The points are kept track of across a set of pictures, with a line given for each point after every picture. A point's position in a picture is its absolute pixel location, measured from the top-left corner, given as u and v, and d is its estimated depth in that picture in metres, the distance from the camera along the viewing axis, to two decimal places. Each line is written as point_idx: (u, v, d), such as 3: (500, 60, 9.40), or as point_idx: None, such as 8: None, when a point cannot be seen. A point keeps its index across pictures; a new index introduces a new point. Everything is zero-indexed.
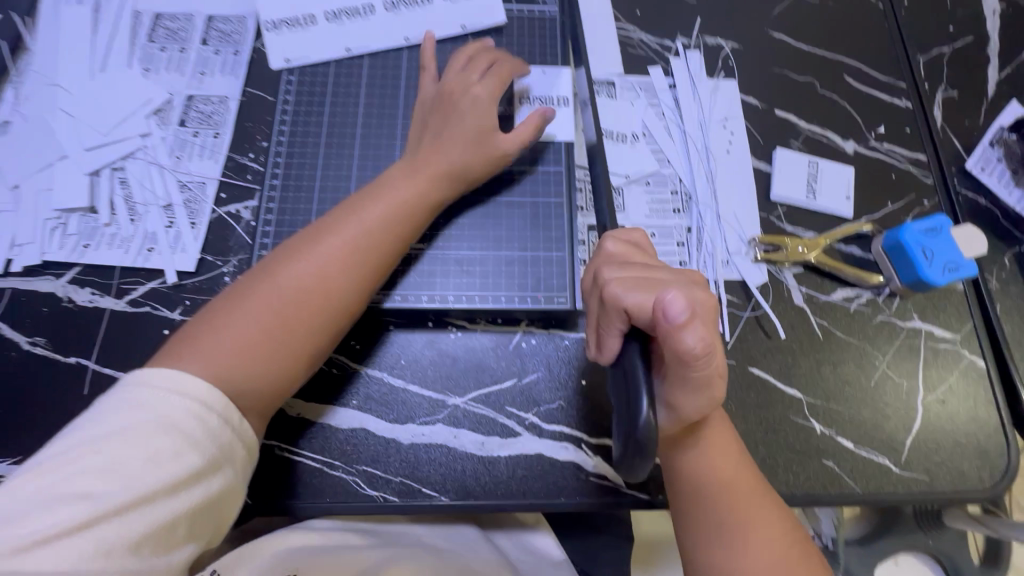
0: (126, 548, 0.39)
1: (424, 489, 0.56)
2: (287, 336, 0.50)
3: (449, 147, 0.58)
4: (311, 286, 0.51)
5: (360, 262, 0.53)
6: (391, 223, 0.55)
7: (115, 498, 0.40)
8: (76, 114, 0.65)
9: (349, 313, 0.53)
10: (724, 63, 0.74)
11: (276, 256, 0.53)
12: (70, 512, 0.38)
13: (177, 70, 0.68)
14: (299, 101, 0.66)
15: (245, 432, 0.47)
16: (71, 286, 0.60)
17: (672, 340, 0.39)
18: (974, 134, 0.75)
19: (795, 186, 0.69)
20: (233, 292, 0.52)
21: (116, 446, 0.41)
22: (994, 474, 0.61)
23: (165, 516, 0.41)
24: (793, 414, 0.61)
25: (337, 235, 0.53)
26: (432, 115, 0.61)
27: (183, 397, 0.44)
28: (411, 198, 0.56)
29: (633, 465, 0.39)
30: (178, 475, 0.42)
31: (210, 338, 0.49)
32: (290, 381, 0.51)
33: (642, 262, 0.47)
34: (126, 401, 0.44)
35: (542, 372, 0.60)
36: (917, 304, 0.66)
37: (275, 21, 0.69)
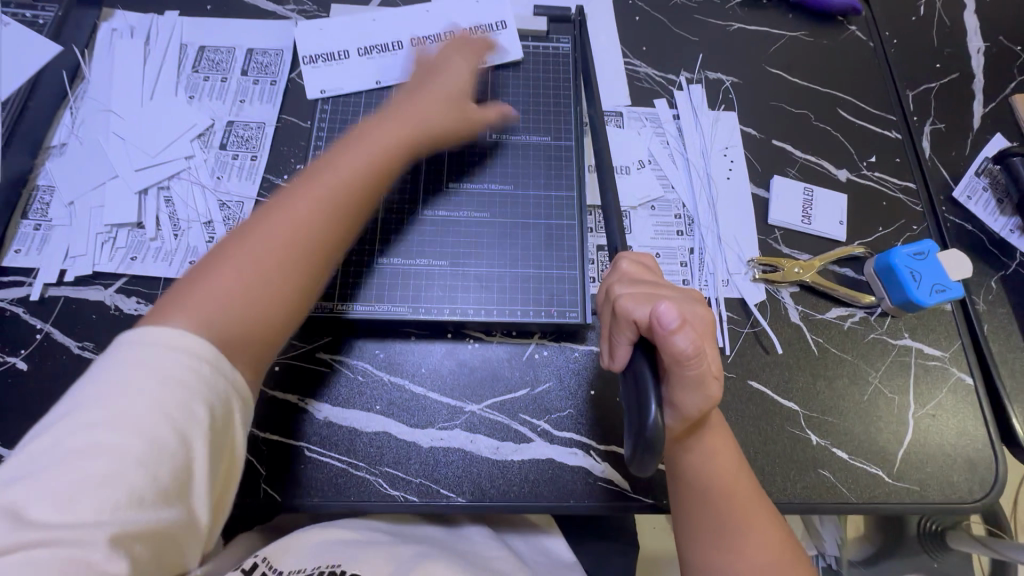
0: (155, 497, 0.37)
1: (443, 490, 0.60)
2: (272, 276, 0.50)
3: (425, 104, 0.65)
4: (295, 227, 0.52)
5: (337, 203, 0.55)
6: (363, 168, 0.58)
7: (131, 451, 0.38)
8: (126, 137, 0.71)
9: (330, 249, 0.54)
10: (724, 96, 0.80)
11: (255, 215, 0.54)
12: (91, 467, 0.36)
13: (219, 98, 0.74)
14: (332, 128, 0.71)
15: (238, 381, 0.44)
16: (118, 295, 0.64)
17: (667, 345, 0.44)
18: (961, 164, 0.79)
19: (791, 211, 0.73)
20: (215, 252, 0.51)
21: (120, 401, 0.39)
22: (983, 485, 0.64)
23: (185, 464, 0.39)
24: (790, 425, 0.64)
25: (312, 183, 0.56)
26: (416, 82, 0.69)
27: (176, 349, 0.42)
28: (377, 147, 0.60)
29: (644, 463, 0.43)
30: (183, 423, 0.40)
31: (193, 291, 0.48)
32: (278, 323, 0.50)
33: (650, 280, 0.52)
34: (118, 359, 0.41)
35: (554, 382, 0.64)
36: (908, 323, 0.70)
37: (312, 55, 0.75)
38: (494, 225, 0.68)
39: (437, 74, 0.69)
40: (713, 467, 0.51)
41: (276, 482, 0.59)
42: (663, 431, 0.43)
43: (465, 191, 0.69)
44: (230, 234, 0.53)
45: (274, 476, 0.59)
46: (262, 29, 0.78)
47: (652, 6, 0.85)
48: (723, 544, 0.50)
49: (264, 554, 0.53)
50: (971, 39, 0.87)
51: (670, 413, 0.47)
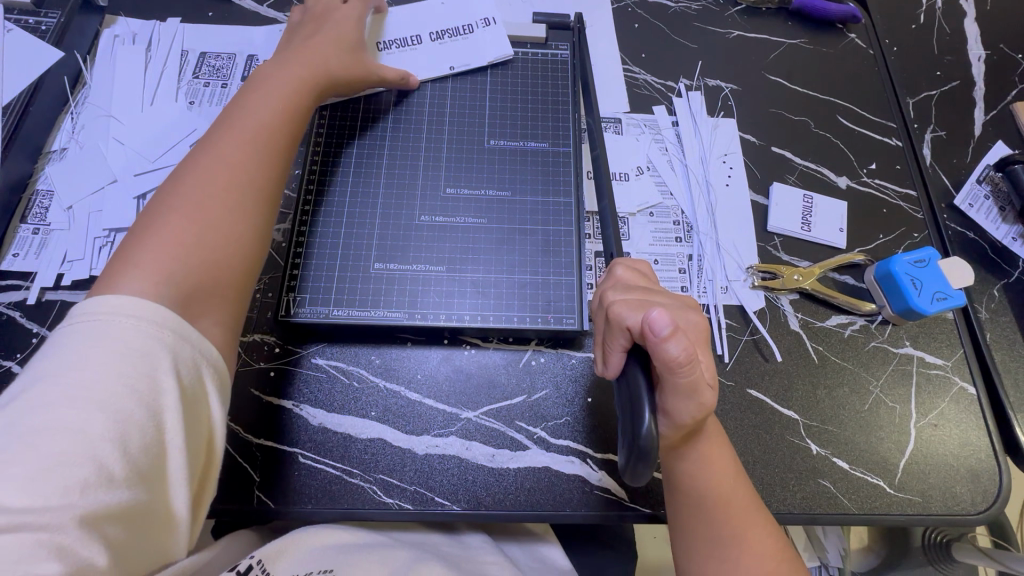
0: (125, 473, 0.38)
1: (437, 498, 0.59)
2: (218, 220, 0.51)
3: (318, 45, 0.66)
4: (223, 177, 0.53)
5: (264, 145, 0.56)
6: (276, 111, 0.59)
7: (99, 427, 0.37)
8: (125, 142, 0.71)
9: (268, 187, 0.55)
10: (723, 103, 0.80)
11: (176, 170, 0.53)
12: (57, 444, 0.36)
13: (219, 103, 0.75)
14: (331, 134, 0.70)
15: (200, 341, 0.45)
16: None
17: (658, 352, 0.43)
18: (962, 172, 0.79)
19: (791, 218, 0.73)
20: (149, 211, 0.50)
21: (80, 377, 0.38)
22: (986, 497, 0.63)
23: (154, 437, 0.40)
24: (789, 434, 0.64)
25: (232, 129, 0.56)
26: (300, 28, 0.69)
27: (132, 317, 0.42)
28: (286, 88, 0.61)
29: (638, 471, 0.42)
30: (152, 396, 0.40)
31: (137, 248, 0.47)
32: (235, 267, 0.51)
33: (645, 287, 0.51)
34: (74, 336, 0.40)
35: (551, 389, 0.64)
36: (910, 331, 0.69)
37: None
38: (490, 232, 0.67)
39: (322, 21, 0.69)
40: (708, 475, 0.50)
41: (269, 489, 0.58)
42: (657, 441, 0.42)
43: (463, 196, 0.69)
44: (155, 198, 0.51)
45: (268, 482, 0.59)
46: (262, 36, 0.79)
47: (651, 14, 0.85)
48: (721, 552, 0.49)
49: (260, 556, 0.51)
50: (972, 47, 0.87)
51: (664, 421, 0.46)
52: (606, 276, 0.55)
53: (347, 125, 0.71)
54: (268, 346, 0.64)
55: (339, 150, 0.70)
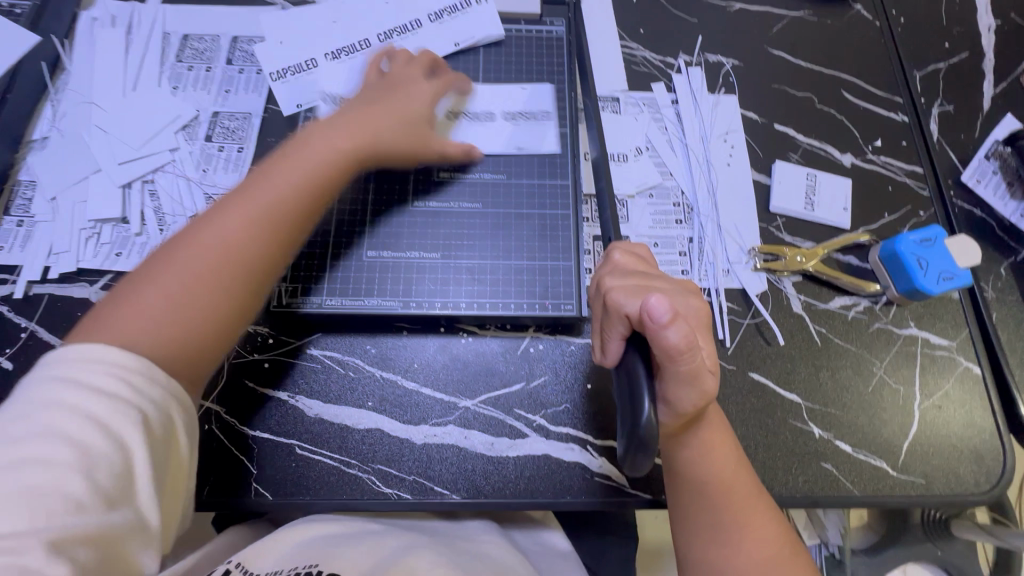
0: (92, 504, 0.37)
1: (436, 487, 0.59)
2: (195, 294, 0.47)
3: (379, 112, 0.60)
4: (223, 243, 0.49)
5: (269, 217, 0.51)
6: (308, 176, 0.54)
7: (65, 460, 0.37)
8: (108, 130, 0.69)
9: (264, 266, 0.51)
10: (725, 80, 0.77)
11: (184, 229, 0.51)
12: (25, 476, 0.36)
13: (204, 88, 0.72)
14: (319, 119, 0.68)
15: (173, 382, 0.43)
16: (104, 291, 0.63)
17: (658, 338, 0.42)
18: (969, 147, 0.77)
19: (794, 197, 0.71)
20: (143, 268, 0.49)
21: (50, 413, 0.38)
22: (990, 477, 0.62)
23: (121, 465, 0.39)
24: (791, 418, 0.63)
25: (245, 194, 0.52)
26: (374, 91, 0.63)
27: (104, 364, 0.41)
28: (329, 152, 0.56)
29: (637, 460, 0.41)
30: (120, 429, 0.39)
31: (116, 309, 0.46)
32: (206, 346, 0.48)
33: (644, 272, 0.50)
34: (46, 372, 0.41)
35: (549, 376, 0.63)
36: (914, 312, 0.68)
37: (280, 69, 0.71)
38: (485, 217, 0.66)
39: (396, 90, 0.64)
40: (710, 463, 0.49)
41: (266, 481, 0.58)
42: (657, 429, 0.41)
43: (457, 180, 0.67)
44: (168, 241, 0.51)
45: (265, 473, 0.58)
46: (246, 17, 0.76)
47: None
48: (720, 538, 0.49)
49: (238, 560, 0.50)
50: (982, 17, 0.84)
51: (665, 409, 0.45)
52: (602, 261, 0.53)
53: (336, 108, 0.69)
54: (261, 337, 0.63)
55: None
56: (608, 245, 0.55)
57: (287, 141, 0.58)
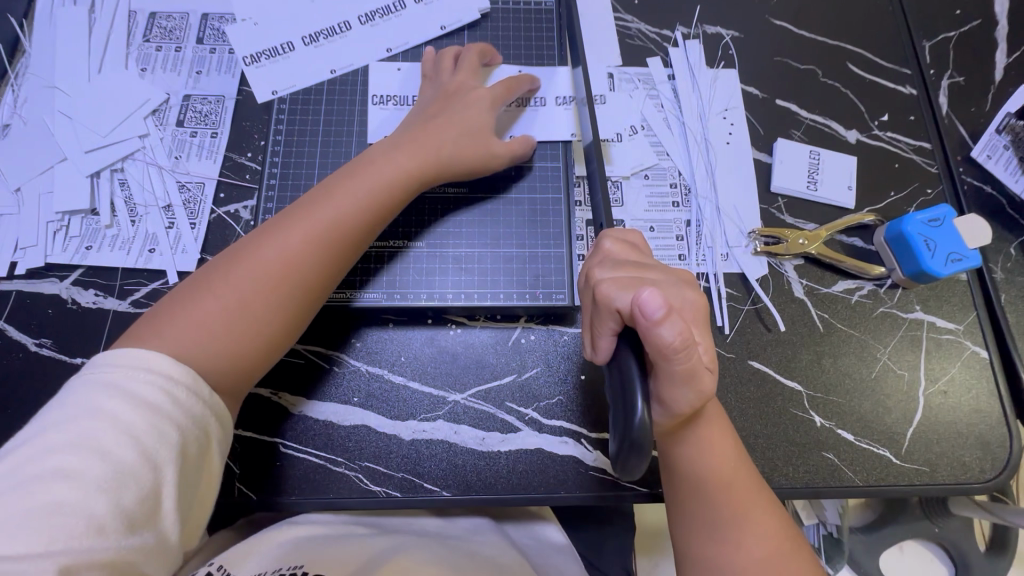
0: (115, 524, 0.37)
1: (426, 484, 0.57)
2: (248, 314, 0.49)
3: (439, 129, 0.57)
4: (276, 263, 0.50)
5: (326, 245, 0.51)
6: (364, 201, 0.53)
7: (95, 477, 0.38)
8: (73, 116, 0.65)
9: (314, 292, 0.51)
10: (724, 53, 0.73)
11: (244, 240, 0.52)
12: (52, 492, 0.37)
13: (173, 69, 0.68)
14: (295, 102, 0.64)
15: (214, 401, 0.45)
16: (75, 287, 0.61)
17: (651, 336, 0.39)
18: (980, 121, 0.73)
19: (795, 177, 0.68)
20: (203, 275, 0.50)
21: (87, 427, 0.39)
22: (995, 464, 0.61)
23: (149, 486, 0.39)
24: (792, 406, 0.61)
25: (306, 217, 0.52)
26: (430, 104, 0.60)
27: (155, 372, 0.43)
28: (388, 177, 0.55)
29: (629, 464, 0.39)
30: (154, 449, 0.40)
31: (175, 317, 0.47)
32: (254, 363, 0.50)
33: (636, 261, 0.47)
34: (89, 384, 0.41)
35: (541, 367, 0.61)
36: (920, 295, 0.65)
37: (255, 53, 0.66)
38: (473, 202, 0.62)
39: (454, 100, 0.60)
40: (707, 460, 0.48)
41: (251, 480, 0.56)
42: (651, 431, 0.38)
43: None
44: (225, 252, 0.52)
45: (249, 473, 0.56)
46: None
47: None
48: (721, 536, 0.47)
49: (220, 562, 0.49)
50: None
51: (658, 409, 0.43)
52: (593, 250, 0.50)
53: (311, 90, 0.65)
54: None
55: (305, 118, 0.64)
56: (600, 231, 0.51)
57: (351, 160, 0.57)
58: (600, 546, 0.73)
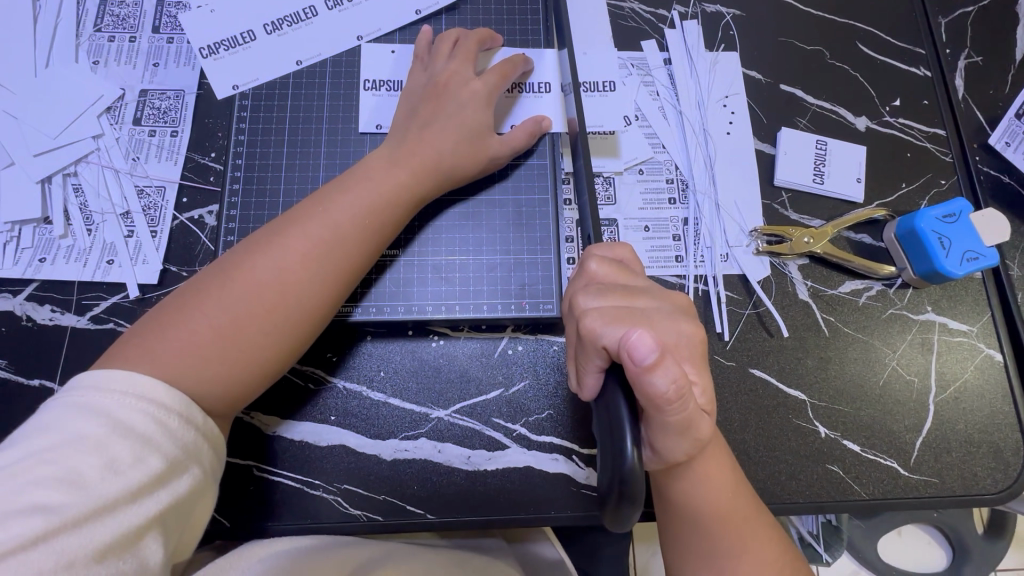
0: (91, 560, 0.33)
1: (409, 506, 0.54)
2: (245, 336, 0.45)
3: (435, 135, 0.53)
4: (271, 281, 0.46)
5: (325, 262, 0.48)
6: (363, 215, 0.49)
7: (70, 511, 0.33)
8: (20, 116, 0.60)
9: (317, 312, 0.48)
10: (724, 34, 0.68)
11: (236, 251, 0.48)
12: (16, 529, 0.32)
13: (128, 61, 0.63)
14: (259, 96, 0.59)
15: (209, 428, 0.42)
16: (29, 303, 0.57)
17: (643, 385, 0.37)
18: (998, 105, 0.68)
19: (800, 169, 0.63)
20: (191, 289, 0.46)
21: (62, 456, 0.35)
22: (1008, 473, 0.58)
23: (132, 522, 0.36)
24: (796, 417, 0.58)
25: (303, 231, 0.48)
26: (419, 103, 0.55)
27: (142, 399, 0.39)
28: (387, 190, 0.51)
29: (621, 511, 0.36)
30: (141, 480, 0.36)
31: (163, 337, 0.43)
32: (250, 387, 0.46)
33: (625, 286, 0.45)
34: (69, 408, 0.37)
35: (529, 380, 0.57)
36: (932, 295, 0.62)
37: (211, 44, 0.61)
38: (454, 205, 0.58)
39: (447, 99, 0.55)
40: (704, 492, 0.44)
41: (223, 506, 0.53)
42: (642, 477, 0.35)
43: None
44: (212, 266, 0.48)
45: (221, 498, 0.53)
46: None
47: None
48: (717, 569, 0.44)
49: None
50: None
51: (651, 455, 0.42)
52: (578, 268, 0.47)
53: (276, 84, 0.60)
54: None
55: (270, 115, 0.59)
56: (585, 248, 0.49)
57: (344, 171, 0.53)
58: (593, 555, 0.71)
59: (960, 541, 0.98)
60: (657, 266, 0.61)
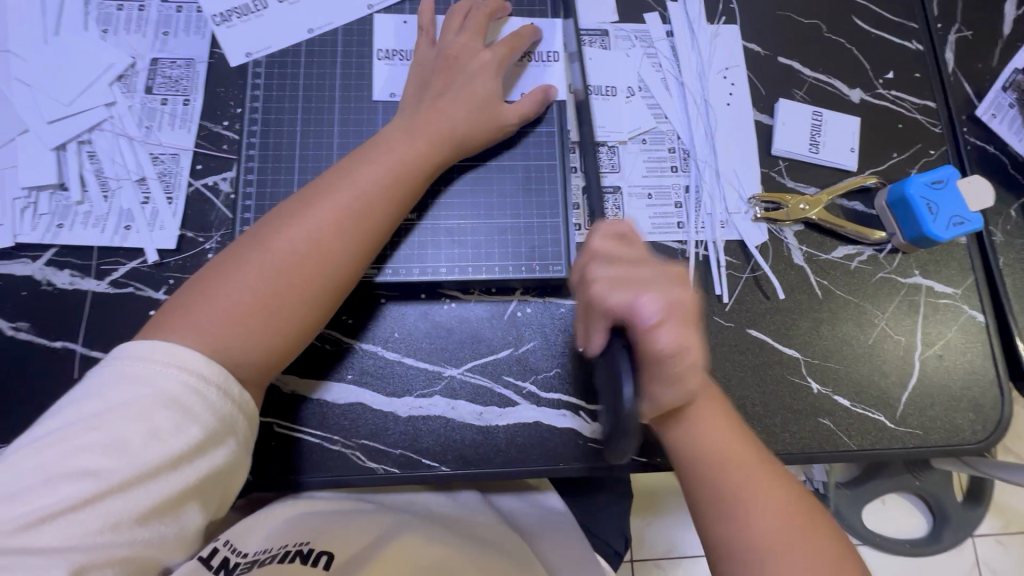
0: (134, 522, 0.37)
1: (425, 460, 0.57)
2: (283, 306, 0.47)
3: (448, 105, 0.55)
4: (304, 253, 0.48)
5: (355, 231, 0.49)
6: (388, 186, 0.51)
7: (115, 476, 0.37)
8: (33, 84, 0.61)
9: (349, 281, 0.50)
10: (725, 7, 0.70)
11: (266, 224, 0.49)
12: (69, 491, 0.36)
13: (137, 30, 0.64)
14: (272, 66, 0.60)
15: (245, 401, 0.44)
16: (49, 268, 0.58)
17: (647, 342, 0.41)
18: (986, 78, 0.71)
19: (797, 139, 0.66)
20: (223, 262, 0.48)
21: (110, 424, 0.38)
22: (987, 426, 0.61)
23: (172, 487, 0.39)
24: (790, 373, 0.61)
25: (330, 204, 0.49)
26: (432, 76, 0.57)
27: (185, 369, 0.41)
28: (408, 161, 0.52)
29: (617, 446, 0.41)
30: (181, 449, 0.39)
31: (204, 309, 0.45)
32: (289, 354, 0.48)
33: (631, 257, 0.45)
34: (115, 377, 0.40)
35: (538, 340, 0.60)
36: (920, 260, 0.65)
37: (223, 12, 0.63)
38: (465, 171, 0.60)
39: (457, 71, 0.57)
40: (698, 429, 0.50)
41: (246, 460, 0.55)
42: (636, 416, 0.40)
43: None
44: (240, 240, 0.49)
45: None
46: None
47: None
48: (721, 506, 0.48)
49: (227, 538, 0.46)
50: None
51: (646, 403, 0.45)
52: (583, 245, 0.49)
53: (290, 52, 0.61)
54: None
55: (284, 83, 0.60)
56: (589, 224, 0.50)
57: (359, 144, 0.54)
58: (597, 511, 0.75)
59: (940, 504, 1.02)
60: (659, 233, 0.64)
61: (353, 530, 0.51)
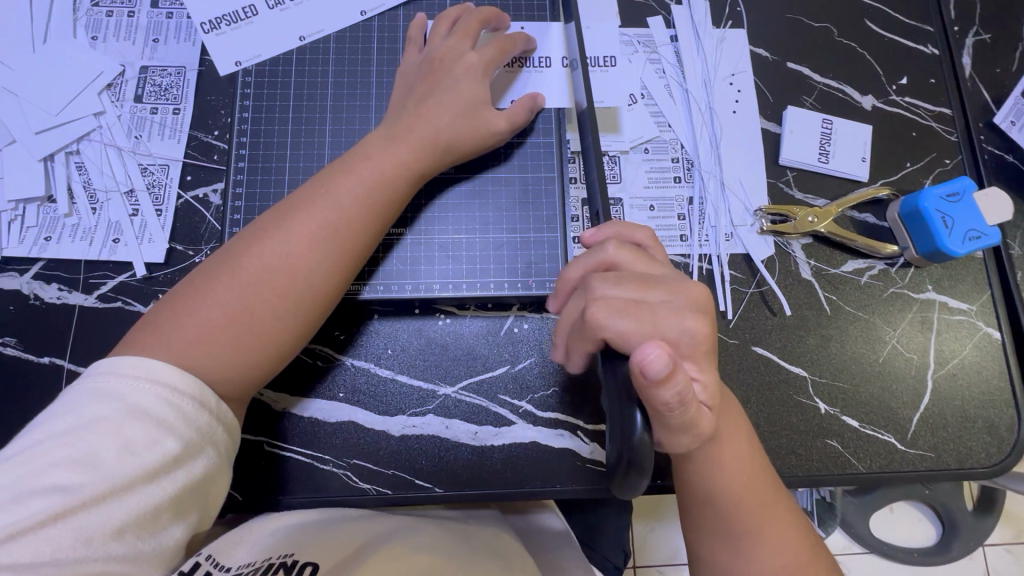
0: (108, 537, 0.35)
1: (418, 481, 0.55)
2: (257, 322, 0.45)
3: (429, 112, 0.53)
4: (278, 267, 0.46)
5: (331, 244, 0.48)
6: (362, 197, 0.49)
7: (87, 490, 0.35)
8: (20, 94, 0.60)
9: (327, 296, 0.48)
10: (732, 10, 0.67)
11: (242, 238, 0.48)
12: (36, 507, 0.34)
13: (127, 38, 0.62)
14: (262, 74, 0.59)
15: (223, 412, 0.43)
16: (37, 281, 0.57)
17: (648, 397, 0.36)
18: (1005, 84, 0.68)
19: (806, 149, 0.63)
20: (199, 277, 0.47)
21: (83, 440, 0.37)
22: (1001, 450, 0.59)
23: (146, 501, 0.37)
24: (797, 394, 0.59)
25: (305, 217, 0.48)
26: (418, 81, 0.55)
27: (158, 383, 0.40)
28: (388, 171, 0.50)
29: (631, 482, 0.36)
30: (156, 462, 0.38)
31: (176, 324, 0.44)
32: (265, 370, 0.47)
33: (644, 273, 0.43)
34: (88, 394, 0.39)
35: (535, 358, 0.58)
36: (933, 274, 0.62)
37: (213, 19, 0.60)
38: (459, 183, 0.58)
39: (443, 74, 0.54)
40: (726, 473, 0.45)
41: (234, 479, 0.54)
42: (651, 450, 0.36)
43: None
44: (216, 254, 0.48)
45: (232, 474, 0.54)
46: None
47: None
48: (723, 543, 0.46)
49: (210, 550, 0.42)
50: None
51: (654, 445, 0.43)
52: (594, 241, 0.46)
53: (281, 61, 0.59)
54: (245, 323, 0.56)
55: (274, 92, 0.58)
56: (607, 223, 0.47)
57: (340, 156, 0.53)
58: (596, 528, 0.73)
59: (950, 517, 1.00)
60: None
61: (345, 542, 0.47)
